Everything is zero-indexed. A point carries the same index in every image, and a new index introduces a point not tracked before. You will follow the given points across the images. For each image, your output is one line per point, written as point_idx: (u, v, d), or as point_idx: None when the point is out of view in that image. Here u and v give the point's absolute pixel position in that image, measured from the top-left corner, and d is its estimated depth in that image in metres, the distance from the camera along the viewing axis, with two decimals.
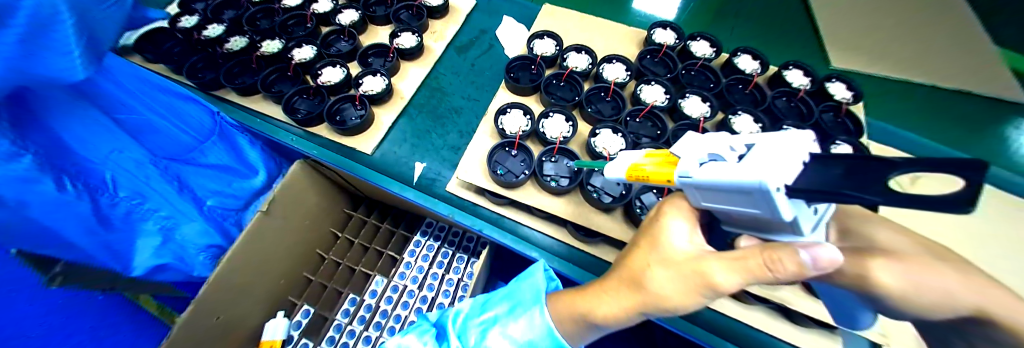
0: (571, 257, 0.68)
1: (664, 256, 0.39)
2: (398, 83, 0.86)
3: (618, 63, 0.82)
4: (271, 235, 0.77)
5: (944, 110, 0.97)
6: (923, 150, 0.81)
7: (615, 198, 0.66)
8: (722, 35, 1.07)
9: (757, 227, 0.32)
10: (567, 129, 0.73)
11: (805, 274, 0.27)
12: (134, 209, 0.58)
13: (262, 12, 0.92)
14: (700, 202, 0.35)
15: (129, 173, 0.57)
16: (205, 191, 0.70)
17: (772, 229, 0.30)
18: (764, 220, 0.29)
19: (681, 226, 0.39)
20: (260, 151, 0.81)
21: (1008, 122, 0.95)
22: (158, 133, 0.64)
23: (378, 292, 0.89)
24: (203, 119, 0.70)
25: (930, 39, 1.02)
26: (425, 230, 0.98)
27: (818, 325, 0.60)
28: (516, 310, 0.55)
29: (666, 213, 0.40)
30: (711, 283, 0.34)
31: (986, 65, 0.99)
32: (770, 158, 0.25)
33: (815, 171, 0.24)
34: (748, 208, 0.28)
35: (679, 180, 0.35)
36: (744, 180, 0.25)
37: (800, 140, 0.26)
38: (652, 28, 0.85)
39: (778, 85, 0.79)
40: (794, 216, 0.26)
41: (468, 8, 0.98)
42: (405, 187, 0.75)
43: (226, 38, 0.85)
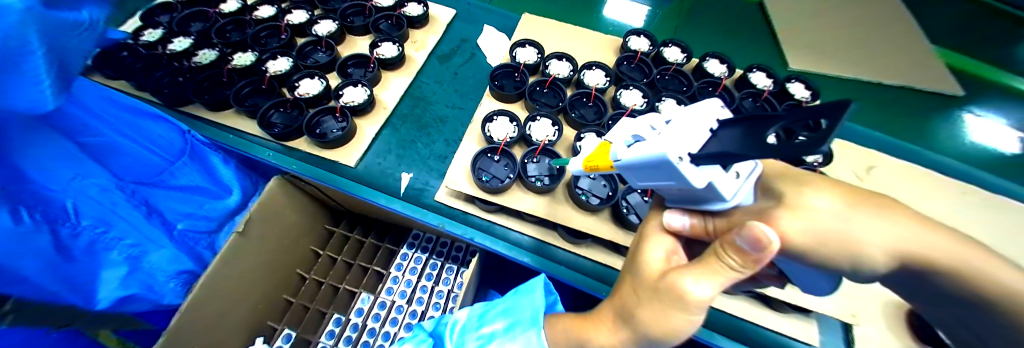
0: (546, 252, 0.69)
1: (638, 276, 0.39)
2: (381, 93, 0.85)
3: (598, 70, 0.85)
4: (245, 261, 0.73)
5: (892, 104, 1.06)
6: (869, 141, 0.90)
7: (602, 199, 0.68)
8: (690, 39, 1.13)
9: (690, 200, 0.35)
10: (552, 133, 0.75)
11: (751, 262, 0.28)
12: (99, 238, 0.54)
13: (232, 24, 0.88)
14: (636, 182, 0.39)
15: (91, 200, 0.52)
16: (174, 214, 0.66)
17: (702, 199, 0.33)
18: (690, 191, 0.32)
19: (660, 245, 0.40)
20: (234, 169, 0.80)
21: (945, 113, 1.06)
22: (126, 156, 0.59)
23: (365, 310, 0.85)
24: (172, 138, 0.68)
25: (872, 40, 1.14)
26: (411, 242, 0.96)
27: (796, 310, 0.64)
28: (513, 328, 0.56)
29: (642, 236, 0.42)
30: (680, 297, 0.32)
31: (921, 64, 1.11)
32: (676, 132, 0.30)
33: (741, 135, 0.27)
34: (667, 180, 0.32)
35: (615, 164, 0.39)
36: (652, 153, 0.30)
37: (705, 116, 0.30)
38: (626, 36, 0.89)
39: (745, 87, 0.85)
40: (708, 182, 0.29)
41: (447, 18, 0.98)
42: (391, 198, 0.73)
43: (194, 51, 0.81)
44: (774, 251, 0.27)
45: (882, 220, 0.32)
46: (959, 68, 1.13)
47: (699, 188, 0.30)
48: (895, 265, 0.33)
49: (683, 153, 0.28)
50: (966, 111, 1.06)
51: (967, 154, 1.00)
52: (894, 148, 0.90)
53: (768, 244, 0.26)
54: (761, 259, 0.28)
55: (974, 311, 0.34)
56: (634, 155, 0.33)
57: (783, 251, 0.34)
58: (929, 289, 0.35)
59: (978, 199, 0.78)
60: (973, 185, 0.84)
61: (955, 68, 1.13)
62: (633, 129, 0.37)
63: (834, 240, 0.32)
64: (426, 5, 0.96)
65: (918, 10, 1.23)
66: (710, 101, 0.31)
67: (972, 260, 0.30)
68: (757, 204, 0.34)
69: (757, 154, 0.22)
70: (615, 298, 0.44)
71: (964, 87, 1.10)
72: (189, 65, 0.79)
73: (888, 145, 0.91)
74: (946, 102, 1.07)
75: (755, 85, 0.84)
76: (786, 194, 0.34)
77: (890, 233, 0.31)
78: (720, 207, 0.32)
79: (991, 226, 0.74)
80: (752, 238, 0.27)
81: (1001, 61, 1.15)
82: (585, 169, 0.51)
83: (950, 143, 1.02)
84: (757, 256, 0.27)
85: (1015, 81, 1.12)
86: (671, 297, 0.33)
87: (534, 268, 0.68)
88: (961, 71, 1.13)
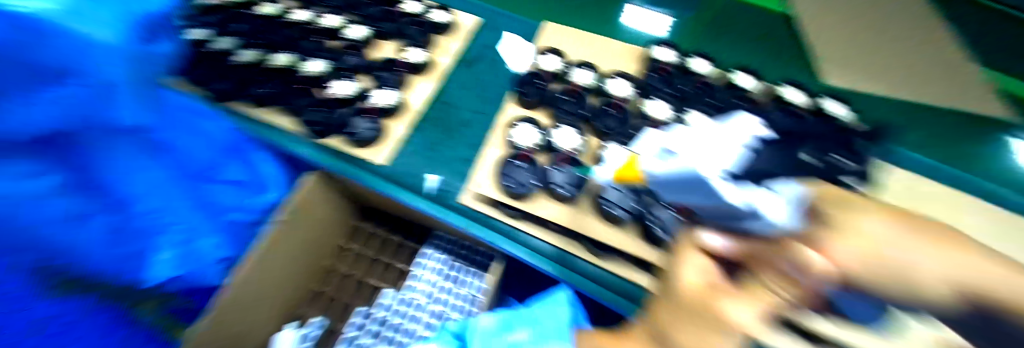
0: (570, 263, 0.68)
1: (679, 300, 0.40)
2: (407, 96, 0.86)
3: (622, 79, 0.85)
4: (286, 257, 0.77)
5: (933, 122, 1.02)
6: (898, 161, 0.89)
7: (629, 212, 0.66)
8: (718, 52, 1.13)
9: (726, 218, 0.33)
10: (578, 142, 0.75)
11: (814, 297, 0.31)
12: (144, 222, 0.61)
13: (267, 24, 0.92)
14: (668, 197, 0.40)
15: (147, 190, 0.61)
16: (228, 208, 0.73)
17: (739, 217, 0.31)
18: (725, 209, 0.32)
19: (694, 265, 0.38)
20: (276, 166, 0.81)
21: (988, 134, 1.01)
22: (183, 152, 0.67)
23: (388, 304, 0.86)
24: (218, 134, 0.72)
25: (913, 53, 1.08)
26: (435, 243, 0.97)
27: None
28: (540, 340, 0.57)
29: (677, 259, 0.41)
30: (736, 326, 0.36)
31: (963, 82, 1.07)
32: (709, 155, 0.33)
33: None
34: (702, 200, 0.33)
35: (648, 180, 0.40)
36: (687, 172, 0.32)
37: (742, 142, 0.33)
38: (651, 46, 0.90)
39: (776, 101, 0.83)
40: (748, 204, 0.29)
41: (472, 24, 1.00)
42: (417, 197, 0.75)
43: (235, 50, 0.85)
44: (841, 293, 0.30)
45: None
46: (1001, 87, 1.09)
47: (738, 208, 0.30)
48: None
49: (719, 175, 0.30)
50: (1010, 133, 1.02)
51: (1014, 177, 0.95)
52: (928, 172, 0.88)
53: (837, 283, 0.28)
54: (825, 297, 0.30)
55: None
56: (671, 173, 0.34)
57: None
58: None
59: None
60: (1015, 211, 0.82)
61: (997, 87, 1.09)
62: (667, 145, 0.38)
63: None
64: (453, 12, 0.99)
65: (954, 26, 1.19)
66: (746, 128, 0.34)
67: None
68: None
69: None
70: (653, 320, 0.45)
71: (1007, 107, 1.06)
72: (231, 63, 0.83)
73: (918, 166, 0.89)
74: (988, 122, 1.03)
75: (786, 100, 0.82)
76: None
77: None
78: (759, 227, 0.30)
79: None
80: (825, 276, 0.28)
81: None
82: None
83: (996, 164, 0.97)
84: (826, 296, 0.30)
85: None
86: (717, 323, 0.36)
87: (554, 277, 0.67)
88: (1003, 91, 1.08)
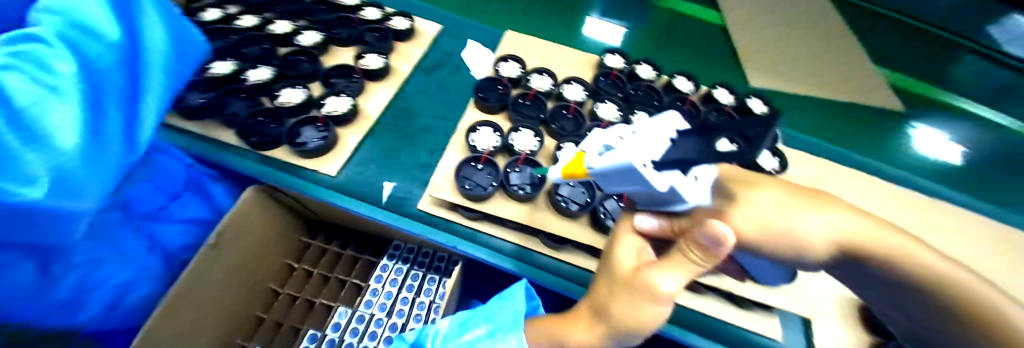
0: (525, 257, 0.71)
1: (614, 273, 0.41)
2: (364, 103, 0.85)
3: (577, 84, 0.90)
4: (208, 289, 0.68)
5: (842, 117, 1.18)
6: (818, 150, 1.01)
7: (581, 205, 0.70)
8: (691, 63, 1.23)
9: (657, 204, 0.38)
10: (535, 144, 0.77)
11: (715, 256, 0.31)
12: (88, 277, 0.57)
13: (214, 33, 0.87)
14: (609, 188, 0.40)
15: (98, 238, 0.58)
16: (174, 247, 0.71)
17: (667, 202, 0.36)
18: (656, 195, 0.35)
19: (628, 246, 0.42)
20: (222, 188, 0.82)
21: (888, 128, 1.18)
22: (139, 193, 0.66)
23: (342, 324, 0.80)
24: (179, 171, 0.74)
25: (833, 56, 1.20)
26: (392, 253, 0.94)
27: (759, 307, 0.69)
28: (496, 334, 0.54)
29: (619, 238, 0.44)
30: (655, 294, 0.34)
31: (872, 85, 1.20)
32: (639, 141, 0.33)
33: (703, 142, 0.29)
34: (638, 187, 0.35)
35: (590, 174, 0.40)
36: (620, 161, 0.32)
37: (666, 127, 0.34)
38: (603, 53, 0.95)
39: (710, 101, 0.92)
40: (670, 186, 0.32)
41: (433, 31, 1.01)
42: (374, 207, 0.73)
43: None
44: (732, 247, 0.30)
45: (821, 208, 0.37)
46: (904, 87, 1.24)
47: (663, 191, 0.32)
48: (838, 255, 0.37)
49: (647, 160, 0.31)
50: (905, 126, 1.18)
51: (909, 164, 1.11)
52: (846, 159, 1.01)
53: (727, 243, 0.29)
54: (721, 255, 0.30)
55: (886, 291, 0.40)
56: (606, 163, 0.35)
57: (738, 246, 0.39)
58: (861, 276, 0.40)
59: (916, 200, 0.87)
60: (914, 190, 0.97)
61: (900, 88, 1.24)
62: (603, 139, 0.38)
63: (776, 235, 0.36)
64: (412, 18, 0.99)
65: (869, 29, 1.32)
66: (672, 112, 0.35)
67: (911, 248, 0.34)
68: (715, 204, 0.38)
69: (710, 160, 0.26)
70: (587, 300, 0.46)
71: (905, 103, 1.22)
72: None
73: (831, 153, 1.01)
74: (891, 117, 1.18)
75: (718, 101, 0.91)
76: (737, 193, 0.39)
77: (827, 222, 0.36)
78: (684, 208, 0.35)
79: (933, 230, 0.82)
80: (715, 236, 0.29)
81: (938, 79, 1.26)
82: (564, 178, 0.50)
83: (895, 153, 1.13)
84: (724, 253, 0.30)
85: (948, 99, 1.24)
86: (643, 292, 0.35)
87: (516, 274, 0.69)
88: (905, 90, 1.24)
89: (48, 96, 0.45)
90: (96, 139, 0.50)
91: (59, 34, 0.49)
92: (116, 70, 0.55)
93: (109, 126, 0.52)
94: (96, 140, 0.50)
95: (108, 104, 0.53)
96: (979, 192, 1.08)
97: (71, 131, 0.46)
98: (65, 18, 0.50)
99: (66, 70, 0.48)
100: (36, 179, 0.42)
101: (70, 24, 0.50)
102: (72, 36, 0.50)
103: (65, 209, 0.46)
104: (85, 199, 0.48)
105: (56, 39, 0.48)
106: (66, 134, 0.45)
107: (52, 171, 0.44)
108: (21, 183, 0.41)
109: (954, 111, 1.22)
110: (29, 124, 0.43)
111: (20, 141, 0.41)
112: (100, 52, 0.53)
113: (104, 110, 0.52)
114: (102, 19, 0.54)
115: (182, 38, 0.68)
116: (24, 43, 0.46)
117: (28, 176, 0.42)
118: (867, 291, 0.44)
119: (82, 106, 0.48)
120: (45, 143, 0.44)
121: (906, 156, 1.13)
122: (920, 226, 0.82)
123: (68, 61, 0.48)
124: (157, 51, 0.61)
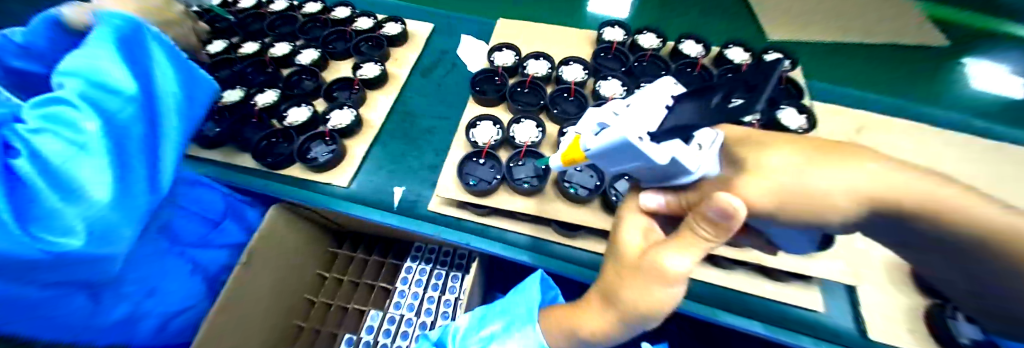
0: (542, 248, 0.70)
1: (661, 243, 0.35)
2: (367, 113, 0.86)
3: (576, 65, 0.87)
4: (257, 291, 0.73)
5: (867, 63, 1.11)
6: (846, 100, 0.95)
7: (590, 190, 0.68)
8: (809, 11, 1.18)
9: (662, 178, 0.37)
10: (537, 134, 0.76)
11: (724, 231, 0.29)
12: (140, 306, 0.59)
13: (220, 63, 0.92)
14: (609, 167, 0.38)
15: (150, 266, 0.59)
16: (215, 267, 0.73)
17: (672, 174, 0.34)
18: (658, 169, 0.33)
19: (634, 224, 0.42)
20: (257, 212, 0.84)
21: (917, 70, 1.10)
22: (187, 221, 0.66)
23: (375, 327, 0.83)
24: (218, 201, 0.72)
25: (836, 16, 1.18)
26: (414, 255, 0.94)
27: (795, 279, 0.65)
28: (511, 326, 0.54)
29: (625, 221, 0.43)
30: (668, 272, 0.33)
31: (891, 33, 1.15)
32: (634, 113, 0.31)
33: (682, 112, 0.30)
34: (633, 162, 0.33)
35: (588, 155, 0.37)
36: (615, 138, 0.30)
37: (660, 95, 0.32)
38: (601, 28, 0.93)
39: (724, 63, 0.86)
40: (671, 158, 0.31)
41: (425, 31, 1.01)
42: (386, 212, 0.74)
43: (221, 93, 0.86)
44: (741, 221, 0.29)
45: (853, 163, 0.33)
46: (934, 30, 1.17)
47: (662, 164, 0.30)
48: (868, 214, 0.33)
49: (642, 133, 0.30)
50: (938, 66, 1.11)
51: (953, 102, 1.04)
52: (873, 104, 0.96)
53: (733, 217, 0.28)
54: (730, 227, 0.29)
55: (933, 252, 0.36)
56: (602, 142, 0.32)
57: (751, 216, 0.36)
58: (903, 237, 0.36)
59: (963, 144, 0.81)
60: (959, 131, 0.91)
61: (927, 30, 1.17)
62: (597, 117, 0.35)
63: (791, 197, 0.33)
64: (404, 22, 0.99)
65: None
66: (665, 79, 0.34)
67: (969, 200, 0.30)
68: (723, 171, 0.37)
69: (710, 123, 0.26)
70: (602, 280, 0.44)
71: (935, 43, 1.15)
72: (220, 105, 0.83)
73: (858, 101, 0.96)
74: (935, 79, 1.09)
75: (733, 61, 0.86)
76: (747, 161, 0.37)
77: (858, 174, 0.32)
78: (688, 180, 0.34)
79: (987, 178, 0.75)
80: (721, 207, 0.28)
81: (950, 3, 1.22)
82: (564, 165, 0.46)
83: (939, 96, 1.05)
84: (712, 228, 0.30)
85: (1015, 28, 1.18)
86: (657, 273, 0.34)
87: (532, 265, 0.68)
88: (932, 32, 1.17)
89: (79, 156, 0.34)
90: (123, 188, 0.39)
91: (81, 92, 0.36)
92: (134, 125, 0.41)
93: (131, 175, 0.41)
94: (125, 193, 0.40)
95: (128, 152, 0.40)
96: None
97: (102, 186, 0.36)
98: (88, 77, 0.37)
99: (92, 127, 0.36)
100: (70, 229, 0.34)
101: (89, 84, 0.37)
102: (97, 95, 0.38)
103: (94, 254, 0.38)
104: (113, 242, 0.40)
105: (78, 99, 0.36)
106: (97, 187, 0.35)
107: (88, 222, 0.35)
108: (57, 233, 0.34)
109: None
110: (60, 182, 0.33)
111: (56, 198, 0.33)
112: (124, 108, 0.39)
113: (127, 157, 0.40)
114: (169, 64, 0.47)
115: (188, 81, 0.50)
116: (51, 105, 0.35)
117: (62, 226, 0.34)
118: (912, 251, 0.40)
119: (110, 164, 0.37)
120: (77, 196, 0.34)
121: (949, 98, 1.05)
122: (973, 171, 0.77)
123: (95, 120, 0.36)
124: (169, 95, 0.46)
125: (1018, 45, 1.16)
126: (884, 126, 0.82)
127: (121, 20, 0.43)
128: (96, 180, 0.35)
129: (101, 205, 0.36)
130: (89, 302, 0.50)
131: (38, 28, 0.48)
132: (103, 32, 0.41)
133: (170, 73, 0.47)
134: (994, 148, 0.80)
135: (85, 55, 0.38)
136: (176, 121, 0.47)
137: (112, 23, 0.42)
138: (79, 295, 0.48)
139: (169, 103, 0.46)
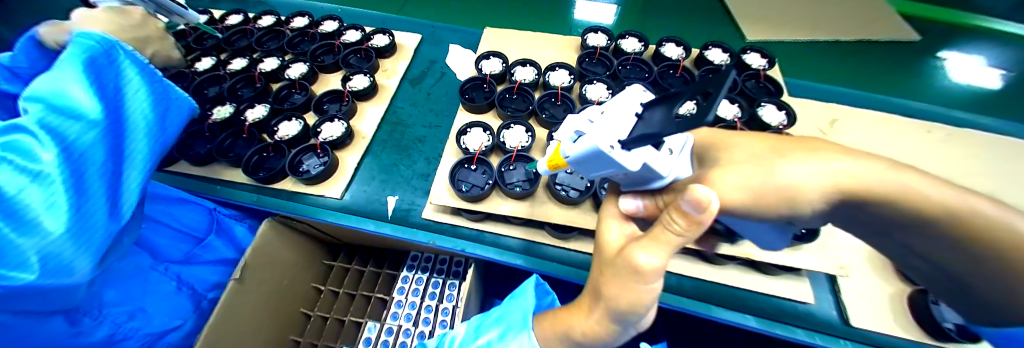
0: (537, 251, 0.71)
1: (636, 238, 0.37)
2: (357, 124, 0.87)
3: (562, 70, 0.89)
4: (248, 312, 0.71)
5: (841, 59, 1.16)
6: (826, 94, 0.98)
7: (581, 191, 0.69)
8: (795, 15, 1.23)
9: (639, 184, 0.39)
10: (526, 139, 0.77)
11: (693, 224, 0.31)
12: (121, 328, 0.58)
13: (208, 80, 0.92)
14: (589, 173, 0.39)
15: (128, 288, 0.59)
16: (205, 285, 0.73)
17: (647, 180, 0.36)
18: (634, 175, 0.35)
19: (615, 225, 0.44)
20: (248, 228, 0.83)
21: (889, 63, 1.15)
22: (160, 239, 0.66)
23: (373, 339, 0.82)
24: (200, 218, 0.73)
25: (811, 16, 1.23)
26: (410, 264, 0.94)
27: (785, 271, 0.66)
28: (507, 333, 0.54)
29: (605, 217, 0.45)
30: (637, 264, 0.35)
31: (863, 30, 1.20)
32: (608, 122, 0.33)
33: (652, 120, 0.32)
34: (609, 169, 0.35)
35: (568, 161, 0.38)
36: (589, 146, 0.32)
37: (631, 104, 0.35)
38: (585, 34, 0.95)
39: (704, 64, 0.90)
40: (643, 164, 0.33)
41: (413, 42, 1.03)
42: (380, 223, 0.75)
43: (210, 110, 0.86)
44: (714, 216, 0.30)
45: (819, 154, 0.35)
46: (903, 24, 1.22)
47: (633, 169, 0.33)
48: (838, 205, 0.35)
49: (615, 143, 0.32)
50: (907, 57, 1.17)
51: (924, 94, 1.08)
52: (856, 99, 0.99)
53: (710, 210, 0.30)
54: (702, 221, 0.30)
55: (898, 238, 0.38)
56: (578, 149, 0.34)
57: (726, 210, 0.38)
58: (869, 226, 0.38)
59: (937, 133, 0.84)
60: (931, 120, 0.95)
61: (896, 25, 1.22)
62: (573, 125, 0.37)
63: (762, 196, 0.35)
64: (392, 34, 1.01)
65: None
66: (634, 87, 0.36)
67: (926, 187, 0.31)
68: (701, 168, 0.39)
69: (675, 130, 0.26)
70: (589, 283, 0.45)
71: (904, 38, 1.20)
72: (210, 122, 0.83)
73: (836, 95, 0.99)
74: (906, 72, 1.14)
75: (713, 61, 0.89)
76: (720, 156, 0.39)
77: (822, 166, 0.34)
78: (662, 184, 0.36)
79: (957, 166, 0.79)
80: (697, 202, 0.29)
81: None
82: (551, 169, 0.48)
83: (911, 89, 1.10)
84: (689, 220, 0.31)
85: (976, 20, 1.25)
86: (630, 267, 0.36)
87: (528, 269, 0.69)
88: (902, 27, 1.22)
89: (32, 185, 0.35)
90: (83, 216, 0.38)
91: (41, 120, 0.36)
92: (98, 151, 0.41)
93: (91, 202, 0.40)
94: (86, 222, 0.39)
95: (87, 179, 0.40)
96: (999, 113, 1.04)
97: (53, 216, 0.36)
98: (48, 101, 0.37)
99: (49, 158, 0.36)
100: (24, 261, 0.34)
101: (49, 108, 0.38)
102: (57, 121, 0.38)
103: (53, 286, 0.37)
104: (79, 272, 0.39)
105: (35, 126, 0.36)
106: (49, 218, 0.35)
107: (45, 255, 0.35)
108: (12, 267, 0.33)
109: (988, 33, 1.23)
110: (10, 213, 0.33)
111: (7, 228, 0.33)
112: (84, 133, 0.39)
113: (84, 184, 0.39)
114: (139, 82, 0.48)
115: (162, 101, 0.51)
116: (6, 133, 0.35)
117: (17, 259, 0.34)
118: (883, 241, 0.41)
119: (68, 191, 0.37)
120: (30, 226, 0.34)
121: (920, 89, 1.10)
122: (948, 157, 0.80)
123: (53, 148, 0.37)
124: (135, 118, 0.46)
125: (978, 37, 1.22)
126: (861, 118, 0.86)
127: (94, 45, 0.43)
128: (47, 211, 0.35)
129: (59, 235, 0.36)
130: (67, 323, 0.49)
131: (20, 49, 0.46)
132: (73, 53, 0.41)
133: (143, 94, 0.48)
134: (965, 135, 0.84)
135: (50, 79, 0.39)
136: (140, 143, 0.47)
137: (83, 43, 0.42)
138: (57, 318, 0.47)
139: (135, 124, 0.46)
